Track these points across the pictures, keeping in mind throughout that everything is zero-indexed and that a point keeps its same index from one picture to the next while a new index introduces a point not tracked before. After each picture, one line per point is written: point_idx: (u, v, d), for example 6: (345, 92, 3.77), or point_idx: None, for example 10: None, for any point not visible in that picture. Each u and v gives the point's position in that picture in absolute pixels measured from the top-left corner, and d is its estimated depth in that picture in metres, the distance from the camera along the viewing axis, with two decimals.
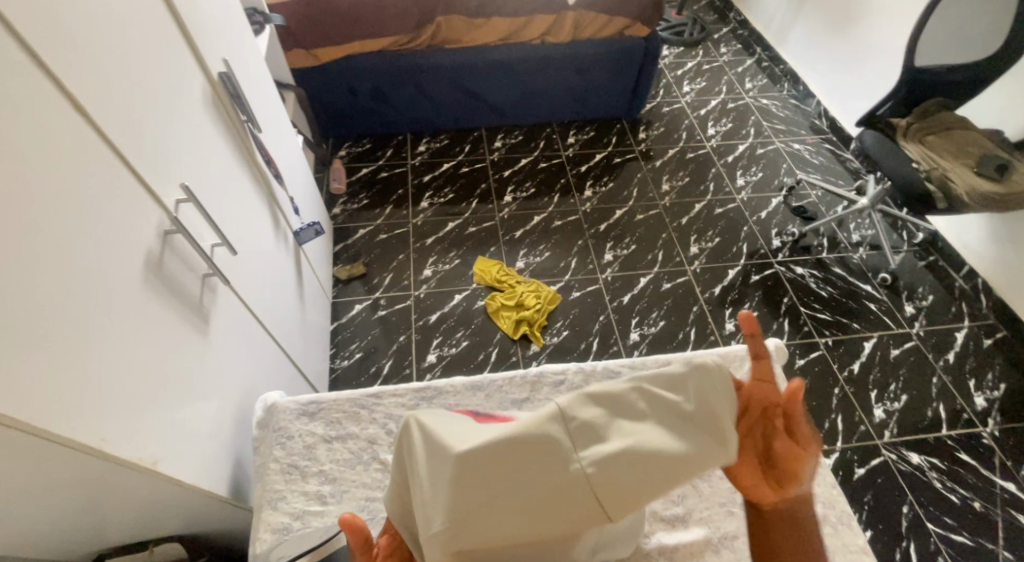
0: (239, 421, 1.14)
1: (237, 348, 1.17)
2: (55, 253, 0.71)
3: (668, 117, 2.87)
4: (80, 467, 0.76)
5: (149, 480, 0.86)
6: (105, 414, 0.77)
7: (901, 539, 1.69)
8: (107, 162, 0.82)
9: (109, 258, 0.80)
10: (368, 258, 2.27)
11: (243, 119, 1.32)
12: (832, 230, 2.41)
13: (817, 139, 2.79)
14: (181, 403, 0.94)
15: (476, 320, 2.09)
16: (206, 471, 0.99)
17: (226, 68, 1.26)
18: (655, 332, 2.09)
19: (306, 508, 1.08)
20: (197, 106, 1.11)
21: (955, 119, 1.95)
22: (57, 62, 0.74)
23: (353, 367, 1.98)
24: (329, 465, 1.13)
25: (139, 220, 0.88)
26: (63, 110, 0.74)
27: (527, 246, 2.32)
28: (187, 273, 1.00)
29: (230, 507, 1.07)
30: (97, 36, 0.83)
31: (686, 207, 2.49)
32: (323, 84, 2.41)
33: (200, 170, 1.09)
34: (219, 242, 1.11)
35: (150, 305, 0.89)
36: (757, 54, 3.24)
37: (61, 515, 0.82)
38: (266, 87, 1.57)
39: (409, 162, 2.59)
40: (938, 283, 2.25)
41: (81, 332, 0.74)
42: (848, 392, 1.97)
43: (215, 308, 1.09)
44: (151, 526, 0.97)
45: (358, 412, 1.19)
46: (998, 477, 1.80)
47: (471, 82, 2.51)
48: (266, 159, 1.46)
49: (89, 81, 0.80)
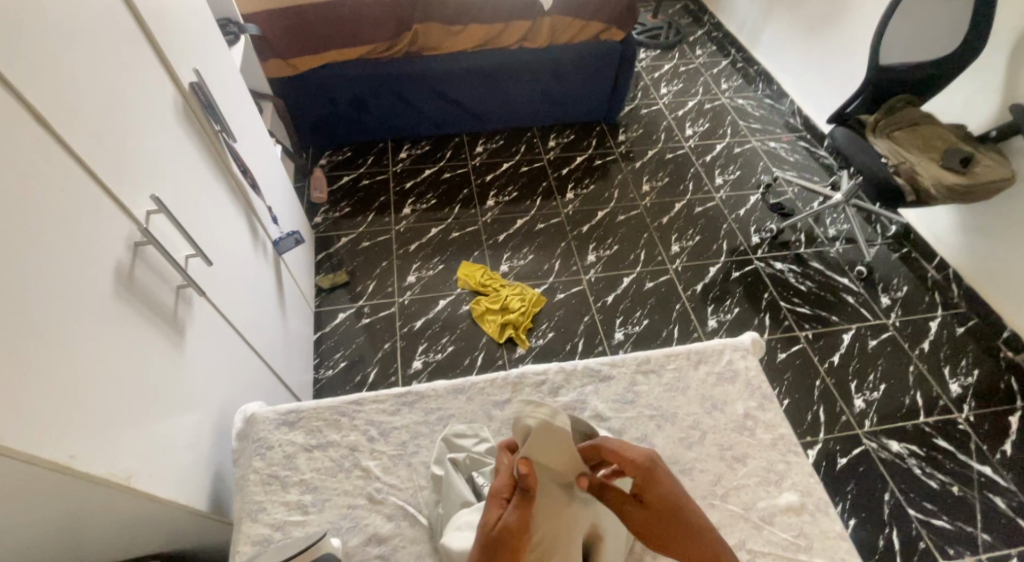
0: (218, 433, 1.14)
1: (214, 360, 1.16)
2: (22, 269, 0.71)
3: (647, 119, 2.90)
4: (50, 484, 0.75)
5: (123, 496, 0.85)
6: (76, 430, 0.76)
7: (885, 526, 1.71)
8: (75, 176, 0.82)
9: (77, 270, 0.80)
10: (351, 266, 2.26)
11: (217, 129, 1.32)
12: (809, 226, 2.45)
13: (792, 137, 2.84)
14: (156, 417, 0.93)
15: (460, 325, 2.09)
16: (184, 485, 0.98)
17: (198, 79, 1.26)
18: (640, 330, 2.11)
19: (287, 517, 1.06)
20: (168, 118, 1.11)
21: (921, 114, 1.99)
22: (22, 77, 0.74)
23: (337, 376, 1.97)
24: (310, 474, 1.11)
25: (108, 233, 0.87)
26: (27, 124, 0.74)
27: (510, 250, 2.33)
28: (161, 284, 1.00)
29: (209, 522, 1.06)
30: (62, 50, 0.83)
31: (666, 206, 2.51)
32: (301, 94, 2.41)
33: (172, 183, 1.08)
34: (194, 253, 1.11)
35: (121, 319, 0.88)
36: (732, 55, 3.29)
37: (34, 531, 0.81)
38: (240, 96, 1.57)
39: (390, 169, 2.59)
40: (912, 274, 2.30)
41: (50, 346, 0.74)
42: (830, 384, 1.99)
43: (191, 319, 1.08)
44: (128, 543, 0.96)
45: (339, 419, 1.18)
46: (977, 462, 1.83)
47: (450, 89, 2.52)
48: (242, 169, 1.45)
49: (55, 95, 0.80)
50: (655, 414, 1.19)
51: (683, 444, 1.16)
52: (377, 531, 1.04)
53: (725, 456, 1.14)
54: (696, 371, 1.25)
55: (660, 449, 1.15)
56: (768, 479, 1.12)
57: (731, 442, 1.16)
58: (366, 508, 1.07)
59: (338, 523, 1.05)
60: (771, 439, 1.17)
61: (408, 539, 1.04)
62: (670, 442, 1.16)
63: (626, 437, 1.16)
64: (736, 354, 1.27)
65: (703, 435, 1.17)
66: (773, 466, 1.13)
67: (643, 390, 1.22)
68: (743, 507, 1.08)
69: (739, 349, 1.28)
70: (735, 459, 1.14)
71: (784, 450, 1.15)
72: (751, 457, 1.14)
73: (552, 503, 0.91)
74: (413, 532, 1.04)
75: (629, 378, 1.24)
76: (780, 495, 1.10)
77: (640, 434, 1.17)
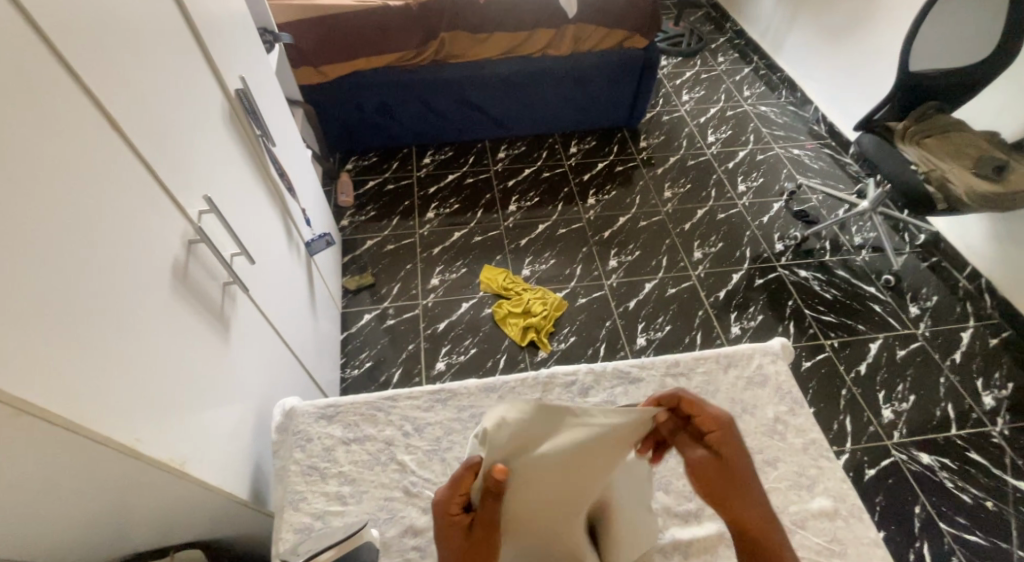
0: (258, 426, 1.17)
1: (255, 355, 1.20)
2: (93, 262, 0.75)
3: (669, 125, 2.91)
4: (115, 468, 0.79)
5: (177, 481, 0.89)
6: (139, 416, 0.80)
7: (914, 539, 1.70)
8: (139, 175, 0.86)
9: (140, 265, 0.84)
10: (376, 268, 2.30)
11: (257, 134, 1.36)
12: (834, 233, 2.44)
13: (816, 144, 2.83)
14: (205, 407, 0.97)
15: (484, 328, 2.12)
16: (228, 474, 1.02)
17: (243, 85, 1.30)
18: (662, 336, 2.11)
19: (327, 508, 1.09)
20: (216, 122, 1.15)
21: (952, 122, 1.99)
22: (94, 81, 0.78)
23: (364, 376, 2.01)
24: (348, 467, 1.14)
25: (166, 229, 0.91)
26: (99, 126, 0.78)
27: (533, 254, 2.35)
28: (210, 280, 1.04)
29: (250, 511, 1.10)
30: (126, 55, 0.87)
31: (688, 213, 2.52)
32: (331, 100, 2.46)
33: (220, 184, 1.12)
34: (238, 252, 1.15)
35: (176, 313, 0.92)
36: (754, 62, 3.30)
37: (95, 511, 0.85)
38: (278, 101, 1.61)
39: (415, 174, 2.64)
40: (940, 283, 2.28)
41: (117, 335, 0.78)
42: (856, 393, 1.99)
43: (235, 315, 1.12)
44: (175, 527, 1.00)
45: (375, 415, 1.20)
46: (1009, 475, 1.81)
47: (476, 96, 2.56)
48: (280, 171, 1.49)
49: (121, 98, 0.84)
50: None
51: None
52: (414, 524, 1.06)
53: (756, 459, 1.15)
54: (726, 375, 1.26)
55: None
56: (800, 483, 1.12)
57: (761, 446, 1.17)
58: (403, 502, 1.09)
59: (376, 516, 1.08)
60: (802, 443, 1.17)
61: None
62: None
63: None
64: (765, 358, 1.28)
65: None
66: (804, 471, 1.14)
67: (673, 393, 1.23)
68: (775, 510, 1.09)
69: (768, 353, 1.29)
70: (766, 463, 1.15)
71: (815, 454, 1.16)
72: (782, 460, 1.15)
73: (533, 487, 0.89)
74: None
75: (657, 381, 1.25)
76: (812, 499, 1.10)
77: None
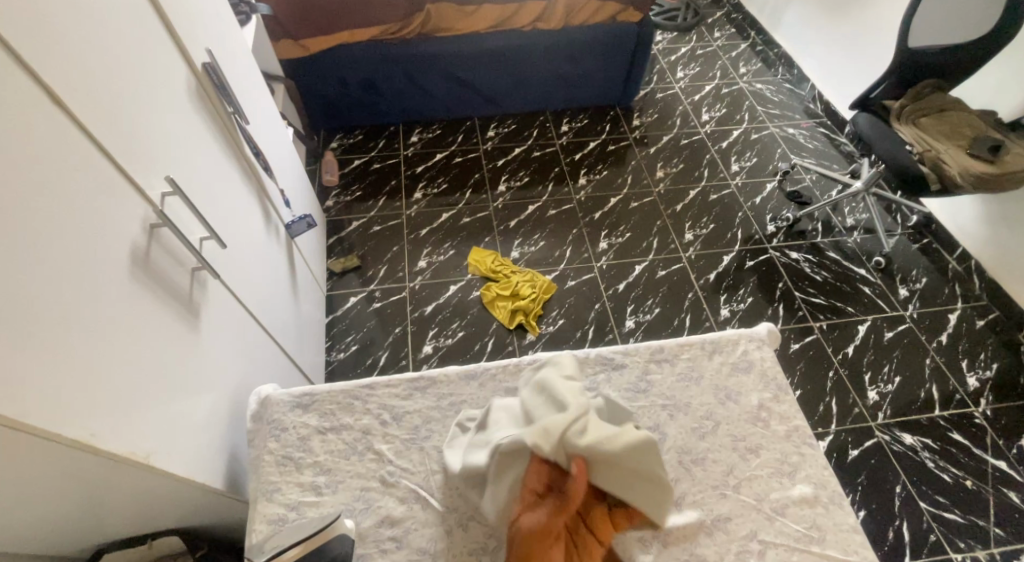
0: (233, 414, 1.16)
1: (228, 342, 1.18)
2: (40, 250, 0.71)
3: (662, 103, 2.86)
4: (73, 462, 0.76)
5: (144, 474, 0.87)
6: (95, 409, 0.78)
7: (895, 518, 1.71)
8: (92, 159, 0.82)
9: (93, 252, 0.80)
10: (362, 250, 2.26)
11: (229, 111, 1.31)
12: (826, 215, 2.41)
13: (811, 123, 2.78)
14: (172, 398, 0.95)
15: (471, 311, 2.09)
16: (201, 464, 1.00)
17: (211, 59, 1.25)
18: (651, 318, 2.10)
19: (301, 498, 1.08)
20: (181, 99, 1.10)
21: (949, 101, 1.95)
22: (36, 57, 0.74)
23: (350, 359, 1.98)
24: (324, 456, 1.12)
25: (124, 214, 0.88)
26: (42, 104, 0.74)
27: (522, 236, 2.32)
28: (176, 266, 1.00)
29: (225, 499, 1.08)
30: (74, 29, 0.82)
31: (680, 193, 2.48)
32: (313, 75, 2.39)
33: (186, 165, 1.08)
34: (208, 235, 1.12)
35: (137, 301, 0.89)
36: (751, 37, 3.22)
37: (58, 507, 0.83)
38: (252, 78, 1.55)
39: (401, 153, 2.58)
40: (931, 265, 2.26)
41: (69, 328, 0.75)
42: (842, 375, 1.98)
43: (205, 301, 1.09)
44: (147, 518, 0.99)
45: (352, 403, 1.18)
46: (991, 456, 1.82)
47: (464, 72, 2.49)
48: (255, 151, 1.45)
49: (69, 76, 0.79)
50: (668, 403, 1.19)
51: (695, 435, 1.15)
52: (390, 514, 1.05)
53: (738, 446, 1.14)
54: (711, 361, 1.24)
55: (672, 439, 1.15)
56: (781, 471, 1.11)
57: (744, 433, 1.15)
58: (379, 491, 1.08)
59: (351, 506, 1.06)
60: (785, 430, 1.16)
61: (420, 522, 1.05)
62: (682, 432, 1.15)
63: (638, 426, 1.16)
64: (751, 345, 1.26)
65: (716, 426, 1.16)
66: (786, 458, 1.13)
67: (656, 379, 1.22)
68: (755, 498, 1.08)
69: (754, 339, 1.27)
70: (748, 450, 1.13)
71: (798, 441, 1.14)
72: (764, 447, 1.14)
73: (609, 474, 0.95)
74: (425, 516, 1.05)
75: (641, 367, 1.23)
76: (794, 487, 1.09)
77: (652, 423, 1.16)
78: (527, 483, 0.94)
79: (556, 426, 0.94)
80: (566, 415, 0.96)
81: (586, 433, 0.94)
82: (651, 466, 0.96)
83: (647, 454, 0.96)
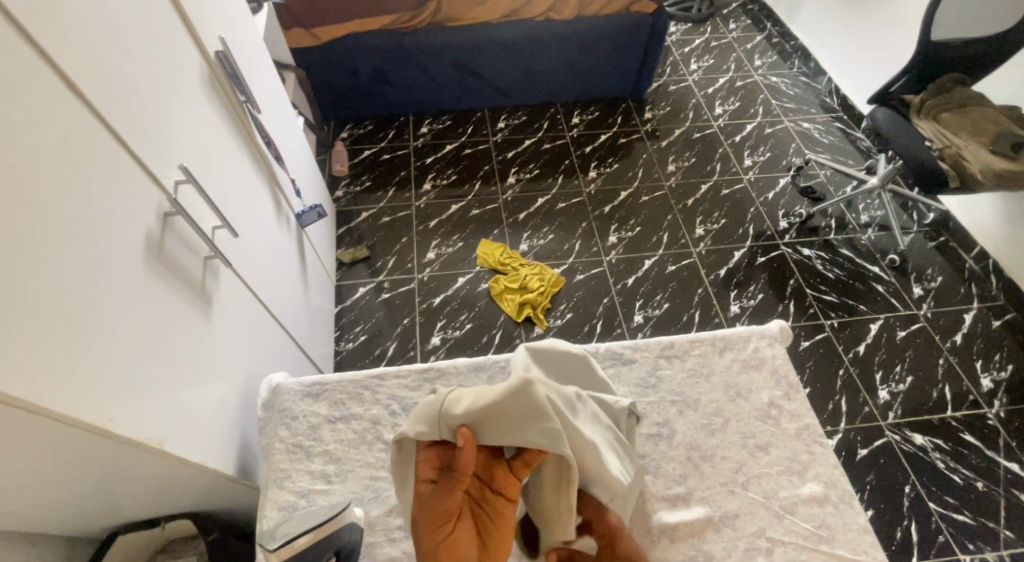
0: (244, 402, 1.17)
1: (240, 330, 1.19)
2: (57, 238, 0.72)
3: (675, 96, 2.83)
4: (89, 447, 0.77)
5: (157, 460, 0.88)
6: (111, 395, 0.78)
7: (903, 518, 1.70)
8: (108, 146, 0.82)
9: (109, 241, 0.81)
10: (372, 241, 2.26)
11: (241, 99, 1.32)
12: (840, 211, 2.38)
13: (827, 118, 2.75)
14: (185, 385, 0.96)
15: (480, 303, 2.10)
16: (213, 450, 1.02)
17: (224, 47, 1.25)
18: (660, 314, 2.09)
19: (312, 486, 1.08)
20: (194, 87, 1.10)
21: (972, 96, 1.92)
22: (54, 44, 0.74)
23: (358, 349, 1.99)
24: (333, 445, 1.13)
25: (139, 202, 0.88)
26: (60, 92, 0.74)
27: (531, 228, 2.31)
28: (189, 255, 1.01)
29: (236, 485, 1.10)
30: (90, 16, 0.82)
31: (692, 187, 2.46)
32: (324, 65, 2.39)
33: (199, 153, 1.09)
34: (220, 224, 1.12)
35: (151, 289, 0.89)
36: (767, 29, 3.18)
37: (74, 490, 0.85)
38: (264, 67, 1.56)
39: (411, 144, 2.57)
40: (947, 264, 2.23)
41: (85, 314, 0.75)
42: (853, 374, 1.97)
43: (217, 290, 1.10)
44: (159, 501, 1.00)
45: (361, 393, 1.19)
46: (1003, 458, 1.80)
47: (475, 62, 2.48)
48: (266, 140, 1.45)
49: (85, 63, 0.80)
50: (677, 400, 1.18)
51: (705, 431, 1.15)
52: (399, 503, 1.06)
53: (748, 443, 1.13)
54: (721, 358, 1.24)
55: (681, 435, 1.14)
56: (791, 469, 1.10)
57: (754, 430, 1.15)
58: (388, 481, 1.09)
59: (361, 494, 1.07)
60: (796, 428, 1.15)
61: None
62: (691, 429, 1.15)
63: (647, 421, 1.16)
64: (763, 342, 1.25)
65: (725, 423, 1.16)
66: (797, 456, 1.12)
67: (666, 374, 1.21)
68: (764, 495, 1.07)
69: (766, 337, 1.26)
70: (758, 448, 1.13)
71: (808, 440, 1.14)
72: (774, 445, 1.13)
73: (495, 428, 0.91)
74: None
75: (651, 362, 1.23)
76: (803, 485, 1.08)
77: (662, 419, 1.16)
78: (419, 475, 0.92)
79: (426, 412, 0.92)
80: (432, 400, 0.93)
81: (458, 405, 0.92)
82: (531, 408, 0.91)
83: (526, 397, 0.91)
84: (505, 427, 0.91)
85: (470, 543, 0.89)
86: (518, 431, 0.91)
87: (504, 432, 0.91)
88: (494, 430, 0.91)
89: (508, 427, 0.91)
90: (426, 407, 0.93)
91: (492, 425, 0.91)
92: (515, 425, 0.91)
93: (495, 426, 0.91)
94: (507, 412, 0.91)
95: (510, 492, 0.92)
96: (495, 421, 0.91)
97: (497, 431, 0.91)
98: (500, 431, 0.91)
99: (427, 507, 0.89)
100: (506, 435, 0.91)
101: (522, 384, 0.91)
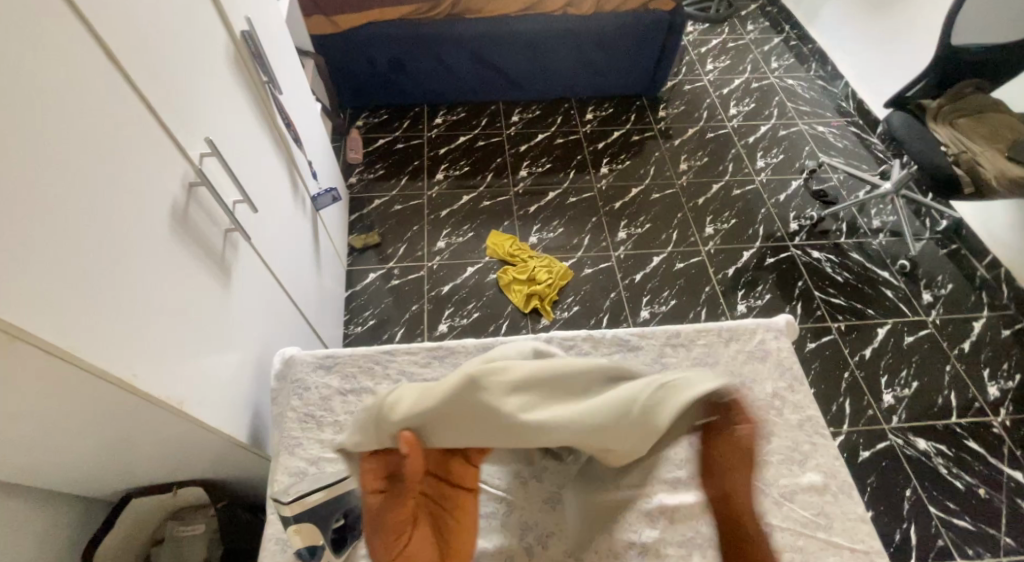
0: (258, 373, 1.20)
1: (256, 302, 1.22)
2: (90, 198, 0.75)
3: (690, 95, 2.84)
4: (113, 401, 0.81)
5: (176, 420, 0.91)
6: (135, 352, 0.82)
7: (902, 522, 1.71)
8: (140, 115, 0.86)
9: (138, 204, 0.84)
10: (383, 228, 2.29)
11: (264, 80, 1.35)
12: (852, 215, 2.38)
13: (842, 122, 2.75)
14: (203, 350, 0.99)
15: (488, 293, 2.12)
16: (227, 416, 1.05)
17: (249, 27, 1.28)
18: (666, 310, 2.11)
19: (322, 454, 1.11)
20: (221, 65, 1.14)
21: (990, 102, 1.93)
22: (95, 14, 0.77)
23: (366, 333, 2.02)
24: (344, 416, 1.16)
25: (166, 171, 0.91)
26: (98, 60, 0.78)
27: (542, 222, 2.33)
28: (211, 226, 1.04)
29: (248, 453, 1.13)
30: None
31: (703, 186, 2.47)
32: (343, 53, 2.42)
33: (224, 127, 1.12)
34: (241, 199, 1.15)
35: (175, 255, 0.93)
36: (785, 32, 3.18)
37: (95, 446, 0.88)
38: (287, 50, 1.58)
39: (425, 134, 2.60)
40: (958, 271, 2.23)
41: (114, 273, 0.79)
42: (858, 377, 1.97)
43: (236, 262, 1.13)
44: (174, 464, 1.03)
45: (372, 367, 1.21)
46: (1006, 466, 1.80)
47: (492, 55, 2.50)
48: (286, 121, 1.48)
49: (122, 33, 0.83)
50: None
51: None
52: None
53: None
54: (726, 348, 1.25)
55: None
56: (791, 458, 1.12)
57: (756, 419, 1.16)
58: None
59: None
60: (798, 419, 1.16)
61: None
62: None
63: None
64: (768, 335, 1.27)
65: None
66: (797, 446, 1.13)
67: (671, 362, 1.23)
68: (764, 483, 1.09)
69: (772, 329, 1.28)
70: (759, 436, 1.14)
71: (810, 431, 1.15)
72: (776, 435, 1.15)
73: (441, 431, 0.84)
74: None
75: (657, 350, 1.25)
76: (803, 474, 1.10)
77: None
78: (365, 484, 0.89)
79: (367, 417, 0.87)
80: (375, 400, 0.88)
81: (398, 408, 0.85)
82: (485, 405, 0.82)
83: (471, 396, 0.82)
84: (452, 428, 0.84)
85: (429, 544, 0.90)
86: (468, 432, 0.84)
87: (454, 433, 0.84)
88: (439, 432, 0.84)
89: (457, 427, 0.84)
90: (365, 413, 0.89)
91: (438, 427, 0.84)
92: (464, 425, 0.83)
93: (438, 428, 0.84)
94: (452, 413, 0.83)
95: (467, 484, 0.92)
96: (441, 423, 0.84)
97: (446, 433, 0.84)
98: (446, 433, 0.84)
99: (386, 516, 0.88)
100: (455, 435, 0.84)
101: (464, 382, 0.82)
